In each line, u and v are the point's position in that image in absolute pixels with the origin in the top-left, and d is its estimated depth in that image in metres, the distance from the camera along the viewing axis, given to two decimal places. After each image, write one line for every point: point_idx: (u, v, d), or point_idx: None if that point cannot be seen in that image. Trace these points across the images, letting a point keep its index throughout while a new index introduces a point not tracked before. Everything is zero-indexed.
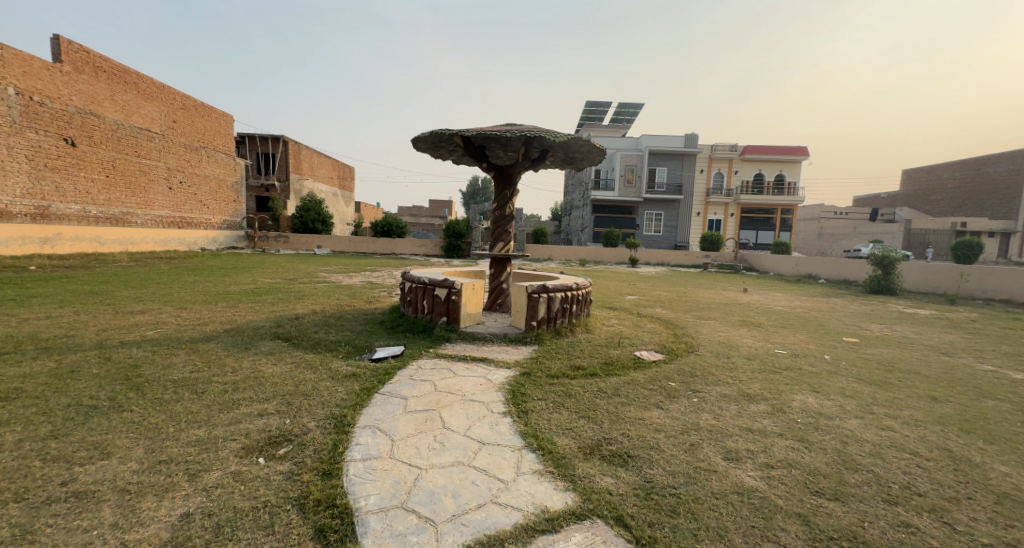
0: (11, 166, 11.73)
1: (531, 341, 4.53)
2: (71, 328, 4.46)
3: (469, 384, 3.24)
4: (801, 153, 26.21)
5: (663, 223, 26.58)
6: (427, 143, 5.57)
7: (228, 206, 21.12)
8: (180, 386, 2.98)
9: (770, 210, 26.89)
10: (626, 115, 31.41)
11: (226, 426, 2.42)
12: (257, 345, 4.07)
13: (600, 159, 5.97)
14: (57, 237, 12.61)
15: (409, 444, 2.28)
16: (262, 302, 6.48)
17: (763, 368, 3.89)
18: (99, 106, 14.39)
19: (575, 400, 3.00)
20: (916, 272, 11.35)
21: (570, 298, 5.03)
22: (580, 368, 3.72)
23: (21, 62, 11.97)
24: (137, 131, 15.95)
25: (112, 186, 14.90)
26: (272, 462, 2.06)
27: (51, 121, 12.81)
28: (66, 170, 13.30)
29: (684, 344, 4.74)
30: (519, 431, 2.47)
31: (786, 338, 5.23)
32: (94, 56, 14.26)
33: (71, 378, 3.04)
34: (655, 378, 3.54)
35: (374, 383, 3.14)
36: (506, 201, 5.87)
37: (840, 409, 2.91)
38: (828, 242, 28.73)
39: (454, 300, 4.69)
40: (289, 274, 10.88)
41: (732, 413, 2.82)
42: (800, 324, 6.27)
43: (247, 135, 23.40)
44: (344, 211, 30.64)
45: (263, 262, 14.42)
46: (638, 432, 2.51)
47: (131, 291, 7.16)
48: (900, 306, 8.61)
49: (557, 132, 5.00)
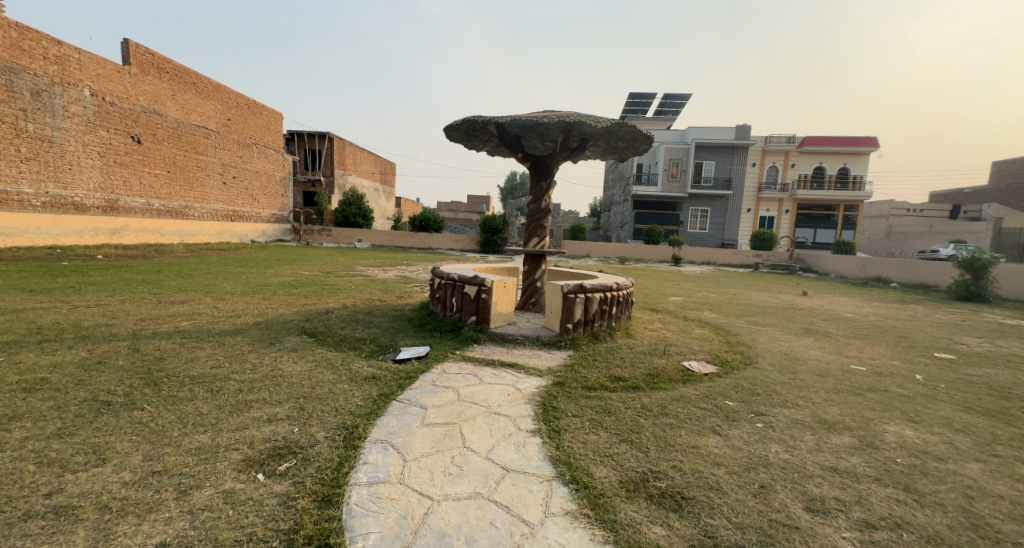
0: (86, 163, 12.67)
1: (565, 346, 4.16)
2: (111, 317, 4.53)
3: (494, 394, 2.93)
4: (870, 144, 23.92)
5: (709, 220, 25.15)
6: (460, 133, 5.29)
7: (276, 200, 22.03)
8: (197, 383, 2.87)
9: (831, 206, 24.76)
10: (672, 106, 29.95)
11: (233, 432, 2.25)
12: (282, 341, 3.95)
13: (646, 147, 5.44)
14: (124, 229, 13.50)
15: (422, 466, 1.99)
16: (296, 295, 6.50)
17: (841, 388, 3.32)
18: (162, 106, 15.29)
19: (615, 418, 2.62)
20: (1014, 277, 9.97)
21: (609, 300, 4.60)
22: (621, 379, 3.32)
23: (96, 65, 12.85)
24: (195, 129, 16.85)
25: (172, 181, 15.85)
26: (270, 480, 1.84)
27: (121, 120, 13.70)
28: (133, 165, 14.23)
29: (740, 355, 4.19)
30: (549, 456, 2.13)
31: (862, 351, 4.55)
32: (158, 58, 15.12)
33: (96, 370, 3.00)
34: (708, 395, 3.07)
35: (392, 389, 2.91)
36: (541, 194, 5.50)
37: (951, 448, 2.35)
38: (898, 241, 26.50)
39: (484, 299, 4.40)
40: (328, 267, 11.06)
41: (810, 447, 2.33)
42: (877, 335, 5.47)
43: (296, 132, 24.38)
44: (385, 206, 31.38)
45: (306, 254, 14.85)
46: (695, 465, 2.09)
47: (178, 281, 7.39)
48: (997, 317, 7.43)
49: (599, 117, 4.54)
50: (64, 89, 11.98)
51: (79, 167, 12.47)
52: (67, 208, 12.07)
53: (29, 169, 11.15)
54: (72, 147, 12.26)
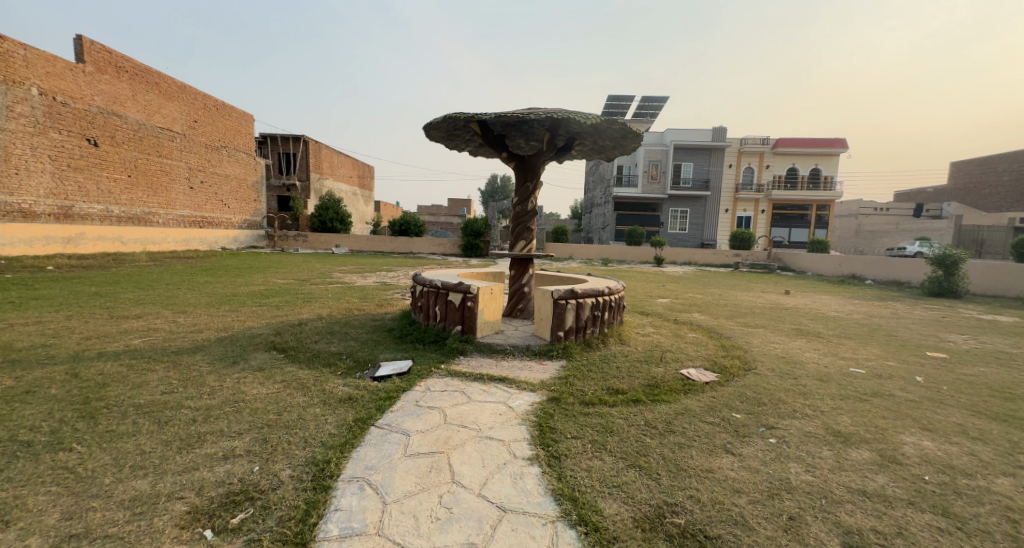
0: (35, 167, 11.81)
1: (557, 355, 3.91)
2: (52, 337, 4.07)
3: (485, 414, 2.66)
4: (839, 145, 24.70)
5: (688, 220, 25.46)
6: (441, 132, 5.02)
7: (249, 205, 21.20)
8: (143, 414, 2.51)
9: (804, 206, 25.41)
10: (650, 109, 30.23)
11: (179, 474, 1.91)
12: (248, 359, 3.58)
13: (633, 145, 5.27)
14: (80, 237, 12.64)
15: (405, 510, 1.71)
16: (266, 305, 6.08)
17: (845, 394, 3.18)
18: (121, 106, 14.45)
19: (619, 439, 2.38)
20: (983, 273, 10.29)
21: (601, 305, 4.39)
22: (620, 392, 3.09)
23: (44, 62, 12.02)
24: (159, 131, 16.00)
25: (134, 186, 14.98)
26: (219, 540, 1.52)
27: (74, 121, 12.86)
28: (89, 170, 13.37)
29: (738, 360, 4.02)
30: (551, 490, 1.88)
31: (857, 352, 4.46)
32: (116, 56, 14.29)
33: (22, 402, 2.60)
34: (714, 407, 2.87)
35: (371, 412, 2.60)
36: (527, 195, 5.26)
37: (976, 461, 2.20)
38: (867, 239, 27.35)
39: (470, 307, 4.13)
40: (302, 274, 10.56)
41: (831, 465, 2.13)
42: (866, 334, 5.44)
43: (269, 135, 23.55)
44: (364, 210, 30.71)
45: (279, 261, 14.20)
46: (713, 493, 1.88)
47: (135, 293, 6.83)
48: (973, 313, 7.57)
49: (588, 113, 4.32)
50: (9, 87, 11.14)
51: (27, 171, 11.62)
52: (13, 215, 11.21)
53: None
54: (18, 150, 11.40)
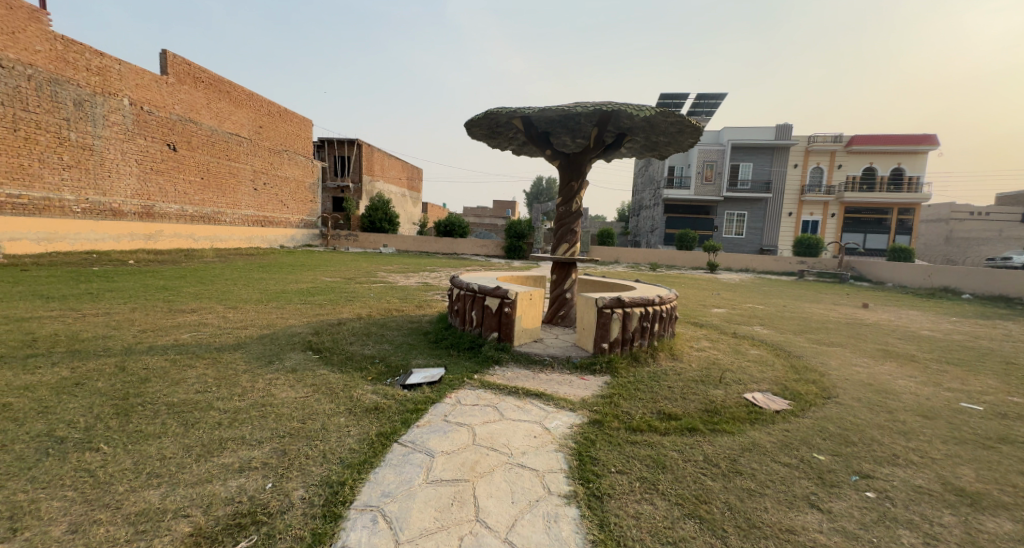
0: (124, 170, 12.99)
1: (601, 370, 3.56)
2: (114, 328, 4.29)
3: (517, 436, 2.39)
4: (929, 142, 22.20)
5: (746, 224, 23.83)
6: (483, 129, 4.82)
7: (305, 206, 22.37)
8: (174, 413, 2.48)
9: (883, 209, 22.98)
10: (706, 107, 28.64)
11: (192, 487, 1.80)
12: (283, 359, 3.55)
13: (691, 141, 4.78)
14: (159, 234, 13.81)
15: None
16: (310, 303, 6.19)
17: (965, 438, 2.58)
18: (197, 114, 15.68)
19: (673, 478, 2.01)
20: None
21: (650, 315, 3.98)
22: (672, 417, 2.70)
23: (135, 75, 13.26)
24: (228, 136, 17.22)
25: (205, 188, 16.19)
26: None
27: (157, 128, 14.08)
28: (168, 173, 14.57)
29: (817, 386, 3.47)
30: (592, 542, 1.57)
31: (968, 383, 3.73)
32: (194, 68, 15.52)
33: (70, 394, 2.66)
34: (790, 444, 2.41)
35: (395, 426, 2.41)
36: (572, 195, 4.92)
37: None
38: (960, 248, 24.38)
39: (507, 314, 3.87)
40: (348, 272, 10.85)
41: (960, 539, 1.66)
42: (974, 360, 4.60)
43: (326, 139, 24.74)
44: (411, 211, 31.54)
45: (330, 260, 14.77)
46: None
47: (196, 288, 7.22)
48: None
49: (641, 105, 3.92)
50: (106, 99, 12.36)
51: (117, 174, 12.78)
52: (106, 214, 12.38)
53: (70, 177, 11.46)
54: (111, 155, 12.60)
